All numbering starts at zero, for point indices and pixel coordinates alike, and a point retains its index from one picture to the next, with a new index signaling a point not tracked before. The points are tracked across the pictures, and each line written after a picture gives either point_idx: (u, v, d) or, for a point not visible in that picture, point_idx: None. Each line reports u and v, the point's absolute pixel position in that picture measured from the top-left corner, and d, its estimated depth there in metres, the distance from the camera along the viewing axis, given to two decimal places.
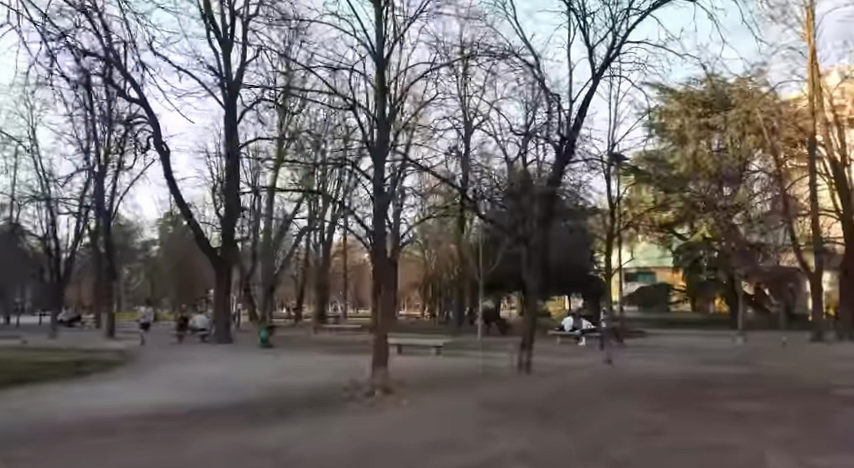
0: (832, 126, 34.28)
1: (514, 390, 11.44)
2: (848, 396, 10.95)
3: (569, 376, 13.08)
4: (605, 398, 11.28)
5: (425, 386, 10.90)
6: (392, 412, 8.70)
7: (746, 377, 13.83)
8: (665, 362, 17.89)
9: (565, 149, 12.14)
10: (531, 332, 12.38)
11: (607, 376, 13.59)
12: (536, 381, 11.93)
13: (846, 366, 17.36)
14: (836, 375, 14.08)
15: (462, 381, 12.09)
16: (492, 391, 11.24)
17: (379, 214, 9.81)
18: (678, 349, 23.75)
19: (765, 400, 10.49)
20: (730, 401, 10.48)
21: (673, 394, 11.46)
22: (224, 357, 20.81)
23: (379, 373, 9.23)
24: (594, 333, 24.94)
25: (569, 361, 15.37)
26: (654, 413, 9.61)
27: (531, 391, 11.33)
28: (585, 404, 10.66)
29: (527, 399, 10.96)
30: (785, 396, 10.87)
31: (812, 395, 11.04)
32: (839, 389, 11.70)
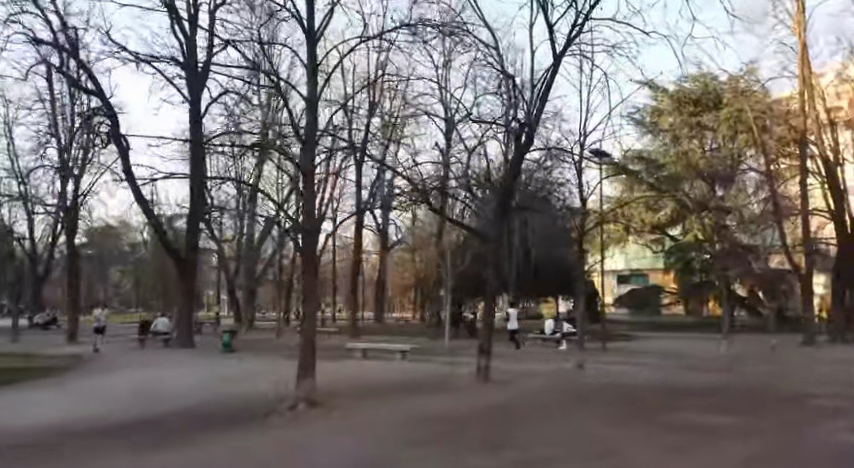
0: (826, 127, 33.11)
1: (466, 402, 10.52)
2: (826, 406, 10.05)
3: (531, 386, 12.17)
4: (569, 411, 10.45)
5: (371, 397, 10.05)
6: (313, 428, 7.75)
7: (721, 386, 12.93)
8: (643, 367, 17.02)
9: (525, 138, 11.18)
10: (490, 336, 11.47)
11: (575, 385, 12.76)
12: (491, 392, 11.01)
13: (832, 372, 16.41)
14: (818, 384, 13.17)
15: (416, 390, 11.24)
16: (446, 402, 10.39)
17: (308, 207, 8.75)
18: (661, 353, 22.89)
19: (738, 411, 9.69)
20: (702, 412, 9.67)
21: (638, 407, 10.56)
22: (185, 362, 19.84)
23: (305, 385, 8.24)
24: (575, 337, 23.99)
25: (538, 367, 14.54)
26: (610, 430, 8.72)
27: (483, 404, 10.42)
28: (546, 419, 9.82)
29: (482, 411, 10.12)
30: (758, 406, 10.01)
31: (792, 404, 10.22)
32: (818, 399, 10.79)
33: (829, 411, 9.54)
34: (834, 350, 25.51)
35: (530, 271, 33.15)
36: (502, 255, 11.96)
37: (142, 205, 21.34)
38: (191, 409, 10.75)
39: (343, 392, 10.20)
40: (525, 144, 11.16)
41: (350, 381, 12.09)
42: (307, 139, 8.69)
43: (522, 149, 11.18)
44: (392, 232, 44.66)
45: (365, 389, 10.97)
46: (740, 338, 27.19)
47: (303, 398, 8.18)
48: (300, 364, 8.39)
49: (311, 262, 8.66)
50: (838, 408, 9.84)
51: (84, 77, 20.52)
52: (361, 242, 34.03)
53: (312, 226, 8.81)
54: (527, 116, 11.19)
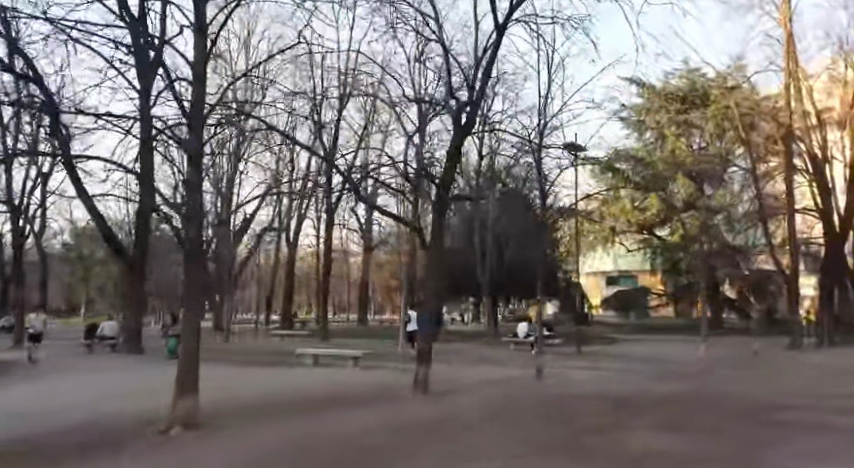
0: (816, 128, 31.71)
1: (390, 420, 9.32)
2: (794, 422, 8.89)
3: (474, 399, 10.98)
4: (509, 427, 9.24)
5: (282, 416, 8.86)
6: (179, 452, 6.55)
7: (683, 399, 11.77)
8: (612, 377, 15.85)
9: (465, 118, 9.99)
10: (429, 345, 10.23)
11: (526, 396, 11.54)
12: (421, 408, 9.83)
13: (811, 380, 15.23)
14: (790, 395, 12.01)
15: (343, 407, 10.07)
16: (370, 421, 9.17)
17: (190, 191, 7.54)
18: (638, 358, 21.67)
19: (697, 430, 8.47)
20: (656, 431, 8.45)
21: (582, 423, 9.40)
22: (128, 369, 18.56)
23: (182, 405, 7.03)
24: (547, 340, 22.79)
25: (492, 376, 13.36)
26: (540, 453, 7.56)
27: (408, 422, 9.24)
28: (479, 438, 8.60)
29: (405, 428, 8.94)
30: (717, 423, 8.84)
31: (760, 420, 9.00)
32: (787, 413, 9.62)
33: (798, 428, 8.37)
34: (820, 353, 24.44)
35: (504, 270, 32.10)
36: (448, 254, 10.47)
37: (86, 202, 20.06)
38: (81, 425, 9.54)
39: (253, 411, 8.97)
40: (470, 125, 9.95)
41: (275, 396, 10.87)
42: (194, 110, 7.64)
43: (465, 131, 9.99)
44: (372, 232, 43.46)
45: (285, 408, 9.75)
46: (724, 341, 26.07)
47: (178, 418, 6.99)
48: (178, 378, 7.21)
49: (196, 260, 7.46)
50: (810, 424, 8.64)
51: (24, 66, 19.16)
52: (333, 242, 32.82)
53: (198, 211, 7.64)
54: (466, 94, 10.08)
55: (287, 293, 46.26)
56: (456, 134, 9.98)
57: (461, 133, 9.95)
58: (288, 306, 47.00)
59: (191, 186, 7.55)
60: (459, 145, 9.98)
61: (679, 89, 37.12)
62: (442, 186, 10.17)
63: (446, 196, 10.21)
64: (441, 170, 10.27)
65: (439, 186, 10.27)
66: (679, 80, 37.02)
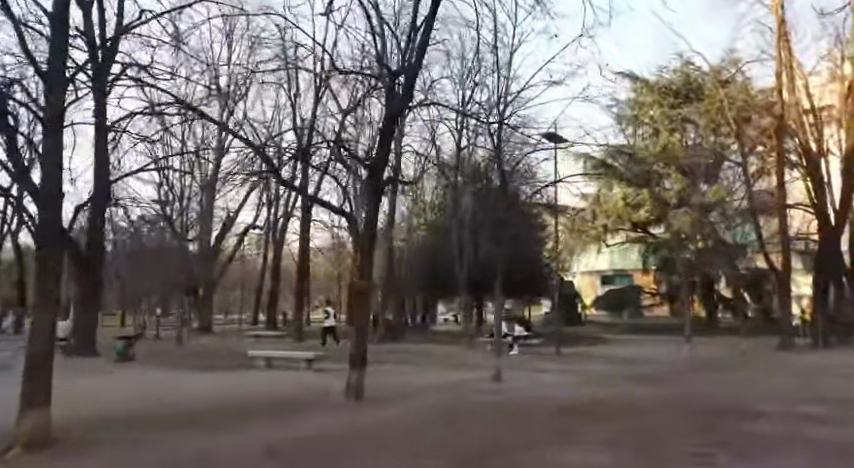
0: (810, 122, 30.58)
1: (307, 429, 8.28)
2: (761, 429, 7.80)
3: (414, 405, 9.93)
4: (440, 438, 8.08)
5: (178, 433, 7.75)
6: None
7: (649, 405, 10.67)
8: (583, 382, 14.73)
9: (400, 90, 8.92)
10: (363, 340, 9.08)
11: (473, 404, 10.41)
12: (346, 417, 8.78)
13: (794, 384, 14.13)
14: (767, 399, 10.94)
15: (260, 422, 8.94)
16: (282, 433, 8.06)
17: (45, 170, 6.62)
18: (619, 360, 20.49)
19: (648, 442, 7.33)
20: (602, 442, 7.35)
21: (523, 432, 8.32)
22: (77, 369, 17.46)
23: (24, 422, 6.23)
24: (523, 340, 21.70)
25: (443, 384, 12.23)
26: (458, 463, 6.51)
27: (326, 430, 8.21)
28: (398, 449, 7.51)
29: (319, 437, 7.88)
30: (672, 433, 7.75)
31: (723, 430, 7.86)
32: (756, 419, 8.52)
33: (764, 438, 7.24)
34: (813, 355, 23.26)
35: (480, 266, 30.96)
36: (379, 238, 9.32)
37: None
38: None
39: (146, 428, 7.85)
40: (407, 97, 8.85)
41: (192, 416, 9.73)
42: (49, 69, 6.72)
43: (400, 105, 8.91)
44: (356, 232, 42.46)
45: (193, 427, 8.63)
46: (713, 341, 24.92)
47: (20, 436, 6.20)
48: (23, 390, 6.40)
49: (48, 251, 6.54)
50: (780, 433, 7.51)
51: None
52: (308, 239, 31.75)
53: (55, 193, 6.68)
54: (400, 62, 9.07)
55: (271, 293, 45.17)
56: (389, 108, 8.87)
57: (395, 107, 8.84)
58: (273, 307, 45.94)
59: (47, 162, 6.66)
60: (393, 121, 8.89)
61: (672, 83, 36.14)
62: (375, 165, 9.02)
63: (380, 179, 9.05)
64: (376, 149, 9.14)
65: (372, 166, 9.14)
66: (672, 73, 35.97)
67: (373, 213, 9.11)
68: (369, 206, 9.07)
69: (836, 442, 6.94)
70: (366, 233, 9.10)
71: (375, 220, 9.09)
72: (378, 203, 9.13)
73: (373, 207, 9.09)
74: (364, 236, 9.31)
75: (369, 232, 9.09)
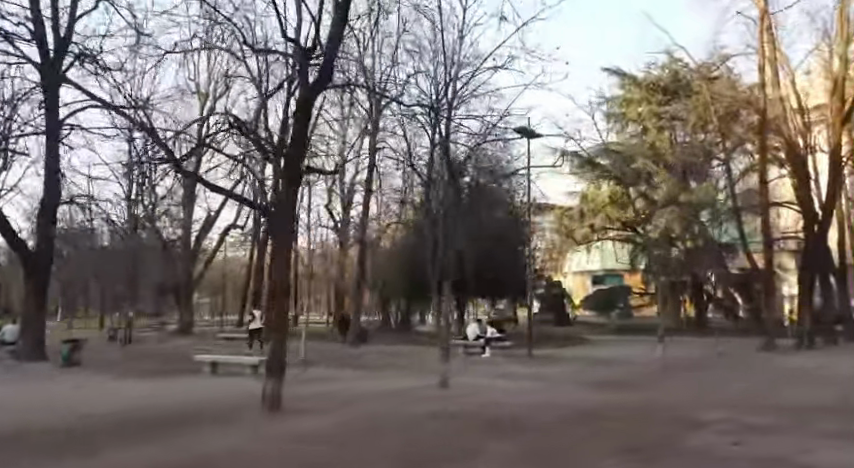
0: (798, 119, 29.85)
1: (198, 449, 7.52)
2: (695, 441, 6.99)
3: (334, 417, 9.15)
4: (343, 454, 7.30)
5: (57, 465, 6.88)
6: None
7: (594, 411, 9.89)
8: (546, 386, 13.92)
9: (317, 71, 8.31)
10: (279, 342, 8.27)
11: (409, 419, 9.58)
12: (249, 430, 8.02)
13: (765, 388, 13.31)
14: (723, 407, 10.15)
15: (164, 447, 8.10)
16: (177, 459, 7.21)
17: None
18: (594, 363, 19.68)
19: (562, 459, 6.54)
20: (512, 460, 6.58)
21: (436, 449, 7.55)
22: (21, 375, 16.74)
23: None
24: (491, 343, 20.94)
25: (388, 393, 11.41)
26: None
27: (219, 449, 7.44)
28: (287, 465, 6.74)
29: (205, 456, 7.10)
30: (597, 449, 6.96)
31: (666, 443, 7.04)
32: (695, 429, 7.74)
33: (694, 452, 6.43)
34: (797, 356, 22.43)
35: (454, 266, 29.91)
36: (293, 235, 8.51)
37: None
38: None
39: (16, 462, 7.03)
40: (324, 76, 8.26)
41: (102, 439, 8.90)
42: None
43: (317, 86, 8.32)
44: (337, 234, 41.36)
45: (88, 453, 7.77)
46: (694, 342, 24.09)
47: None
48: None
49: None
50: (726, 443, 6.67)
51: None
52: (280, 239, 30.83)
53: None
54: (318, 41, 8.46)
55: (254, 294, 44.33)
56: (303, 86, 8.25)
57: (309, 87, 8.20)
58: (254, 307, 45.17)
59: None
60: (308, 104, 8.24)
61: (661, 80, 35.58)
62: (289, 153, 8.31)
63: (296, 166, 8.34)
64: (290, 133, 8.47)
65: (286, 153, 8.46)
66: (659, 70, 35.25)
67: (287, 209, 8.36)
68: (283, 199, 8.28)
69: (772, 456, 6.13)
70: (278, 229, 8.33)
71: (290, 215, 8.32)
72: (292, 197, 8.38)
73: (287, 201, 8.35)
74: (278, 233, 8.52)
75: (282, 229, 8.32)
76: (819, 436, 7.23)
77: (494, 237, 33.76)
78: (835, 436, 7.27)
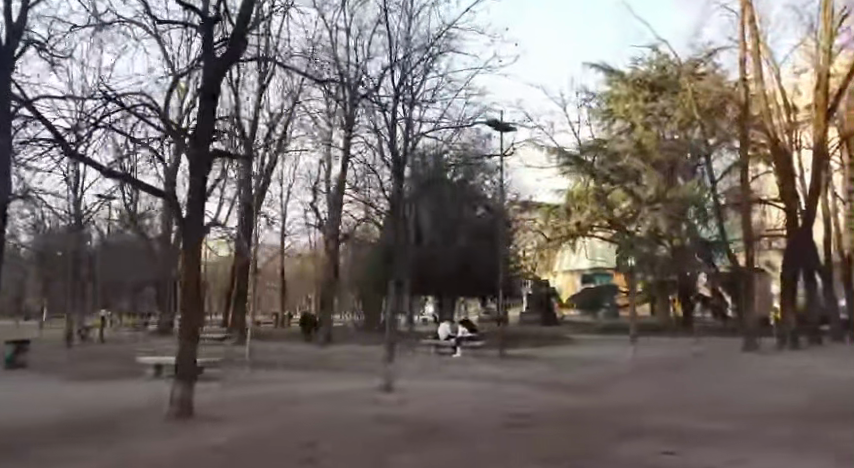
0: (783, 115, 29.26)
1: (91, 456, 6.90)
2: (625, 450, 6.42)
3: (257, 422, 8.55)
4: (247, 460, 6.71)
5: None
6: None
7: (537, 415, 9.32)
8: (506, 386, 13.38)
9: (225, 46, 8.01)
10: (188, 344, 7.62)
11: (339, 423, 8.98)
12: (153, 434, 7.39)
13: (730, 391, 12.75)
14: (676, 411, 9.60)
15: (62, 446, 7.48)
16: (62, 462, 6.59)
17: None
18: (567, 363, 19.12)
19: None
20: None
21: (351, 456, 6.97)
22: None
23: None
24: (459, 343, 20.31)
25: (328, 396, 10.81)
26: None
27: (112, 455, 6.82)
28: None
29: (92, 463, 6.50)
30: (518, 458, 6.38)
31: (593, 455, 6.45)
32: (633, 437, 7.20)
33: (619, 462, 5.86)
34: (777, 356, 21.83)
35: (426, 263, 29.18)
36: (202, 228, 8.04)
37: None
38: None
39: None
40: (234, 51, 8.06)
41: (3, 438, 8.29)
42: None
43: (225, 62, 8.10)
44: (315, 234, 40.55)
45: None
46: (672, 343, 23.50)
47: None
48: None
49: None
50: (658, 453, 6.10)
51: None
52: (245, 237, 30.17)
53: None
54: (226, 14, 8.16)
55: None
56: (210, 61, 7.99)
57: (213, 62, 7.95)
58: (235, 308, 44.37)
59: None
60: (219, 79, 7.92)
61: (648, 76, 34.87)
62: (197, 134, 7.98)
63: (207, 147, 8.03)
64: (197, 113, 8.19)
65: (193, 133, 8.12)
66: (648, 66, 34.42)
67: (195, 195, 7.98)
68: (192, 184, 7.89)
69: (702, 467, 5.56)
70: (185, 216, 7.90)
71: (200, 199, 7.98)
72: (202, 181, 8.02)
73: (196, 185, 7.96)
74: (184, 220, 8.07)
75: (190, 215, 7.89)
76: (760, 445, 6.67)
77: (462, 247, 33.09)
78: (777, 445, 6.69)
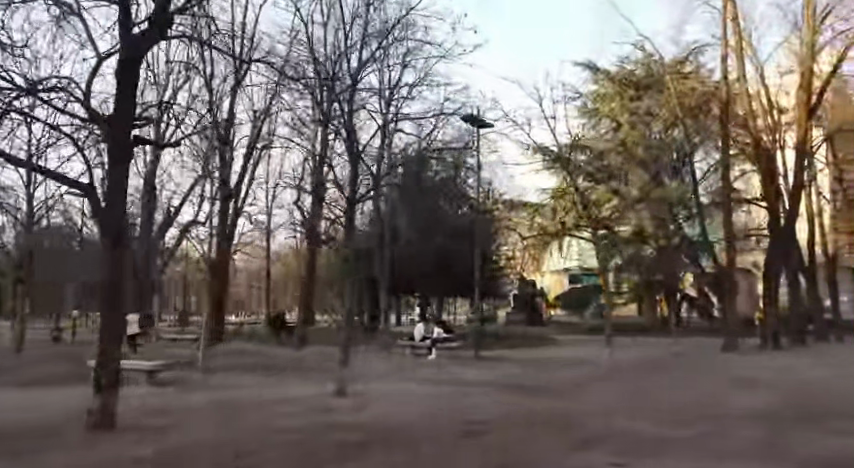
0: (767, 112, 29.14)
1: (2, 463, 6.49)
2: (568, 458, 6.09)
3: (194, 428, 8.15)
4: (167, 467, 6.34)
5: None
6: None
7: (492, 419, 8.98)
8: (471, 389, 13.00)
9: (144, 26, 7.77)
10: (108, 349, 7.43)
11: (284, 428, 8.56)
12: (75, 440, 6.99)
13: (701, 394, 12.40)
14: (639, 416, 9.25)
15: None
16: None
17: None
18: (542, 364, 18.75)
19: None
20: None
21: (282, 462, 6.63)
22: None
23: None
24: (432, 343, 19.96)
25: (283, 400, 10.41)
26: None
27: (24, 463, 6.41)
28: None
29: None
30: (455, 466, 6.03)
31: (534, 462, 6.12)
32: (581, 444, 6.86)
33: None
34: (757, 357, 21.55)
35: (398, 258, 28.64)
36: (123, 220, 7.73)
37: None
38: None
39: None
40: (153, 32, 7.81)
41: None
42: None
43: (144, 43, 7.83)
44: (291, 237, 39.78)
45: None
46: (652, 343, 23.19)
47: None
48: None
49: None
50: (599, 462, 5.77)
51: None
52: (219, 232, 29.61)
53: None
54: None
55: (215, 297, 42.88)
56: (128, 43, 7.73)
57: (131, 45, 7.70)
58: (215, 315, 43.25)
59: None
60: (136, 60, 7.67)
61: (634, 74, 34.67)
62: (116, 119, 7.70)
63: (128, 133, 7.79)
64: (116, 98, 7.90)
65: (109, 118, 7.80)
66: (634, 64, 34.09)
67: (117, 184, 7.75)
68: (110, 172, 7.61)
69: None
70: (107, 209, 7.66)
71: (121, 187, 7.70)
72: (125, 170, 7.82)
73: (116, 172, 7.71)
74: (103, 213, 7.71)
75: (113, 207, 7.65)
76: (714, 453, 6.35)
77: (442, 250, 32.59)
78: (730, 452, 6.37)
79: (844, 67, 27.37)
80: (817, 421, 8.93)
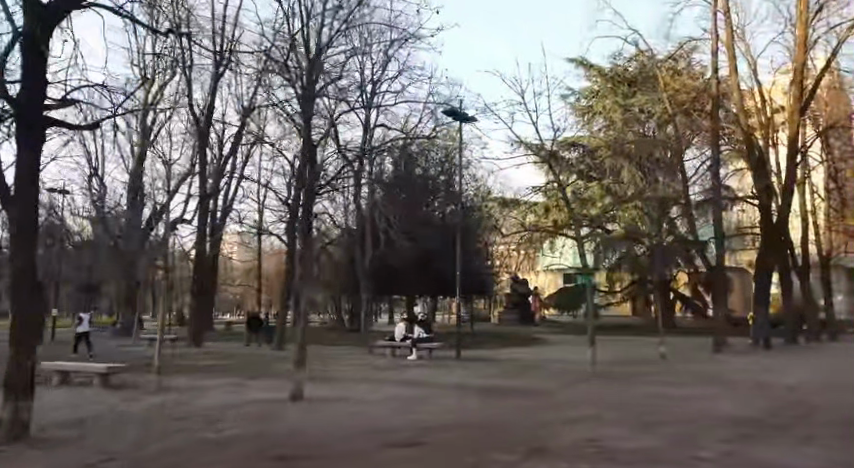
0: (759, 109, 28.61)
1: None
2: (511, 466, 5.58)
3: (126, 433, 7.64)
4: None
5: None
6: None
7: (450, 422, 8.45)
8: (443, 391, 12.47)
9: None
10: (18, 351, 7.09)
11: (225, 432, 8.04)
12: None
13: (681, 396, 11.87)
14: (607, 420, 8.74)
15: None
16: None
17: None
18: (525, 365, 18.19)
19: None
20: None
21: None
22: None
23: None
24: (413, 343, 19.39)
25: (234, 404, 9.87)
26: None
27: None
28: None
29: None
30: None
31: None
32: (533, 451, 6.36)
33: None
34: (748, 357, 20.97)
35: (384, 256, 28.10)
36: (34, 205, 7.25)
37: None
38: None
39: None
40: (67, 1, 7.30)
41: None
42: None
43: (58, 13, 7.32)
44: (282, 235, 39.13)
45: None
46: (642, 343, 22.64)
47: None
48: None
49: None
50: None
51: None
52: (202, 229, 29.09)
53: None
54: None
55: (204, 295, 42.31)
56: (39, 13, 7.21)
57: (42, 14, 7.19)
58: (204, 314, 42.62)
59: None
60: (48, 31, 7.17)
61: (628, 71, 34.16)
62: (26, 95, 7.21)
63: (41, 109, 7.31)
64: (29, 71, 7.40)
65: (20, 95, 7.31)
66: (627, 61, 33.71)
67: (29, 167, 7.27)
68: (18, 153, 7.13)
69: None
70: (17, 192, 7.18)
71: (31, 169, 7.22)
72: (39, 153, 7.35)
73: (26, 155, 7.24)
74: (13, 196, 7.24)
75: (23, 191, 7.18)
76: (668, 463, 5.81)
77: (425, 251, 31.87)
78: (692, 466, 5.76)
79: (837, 63, 26.80)
80: (798, 428, 8.34)
